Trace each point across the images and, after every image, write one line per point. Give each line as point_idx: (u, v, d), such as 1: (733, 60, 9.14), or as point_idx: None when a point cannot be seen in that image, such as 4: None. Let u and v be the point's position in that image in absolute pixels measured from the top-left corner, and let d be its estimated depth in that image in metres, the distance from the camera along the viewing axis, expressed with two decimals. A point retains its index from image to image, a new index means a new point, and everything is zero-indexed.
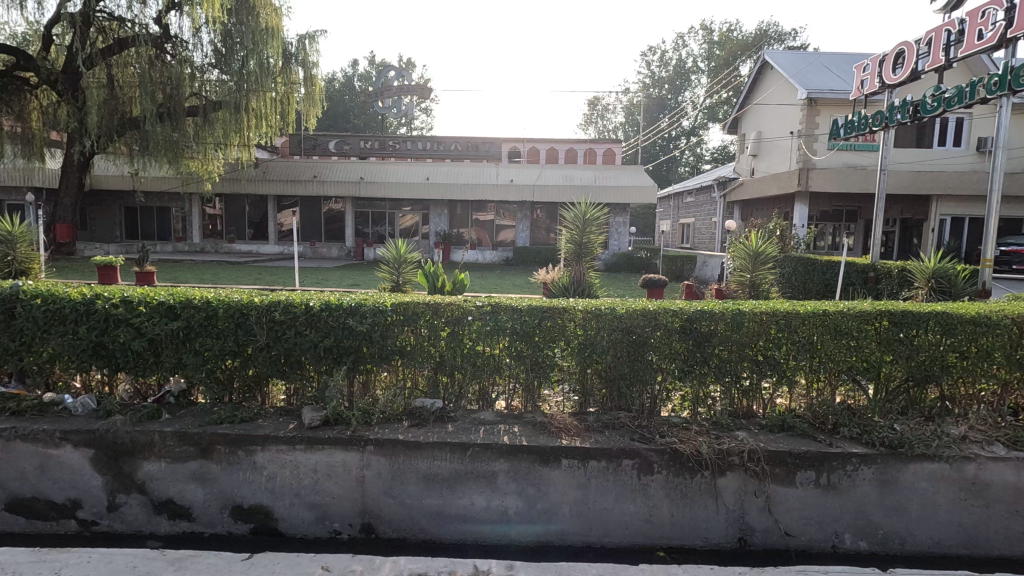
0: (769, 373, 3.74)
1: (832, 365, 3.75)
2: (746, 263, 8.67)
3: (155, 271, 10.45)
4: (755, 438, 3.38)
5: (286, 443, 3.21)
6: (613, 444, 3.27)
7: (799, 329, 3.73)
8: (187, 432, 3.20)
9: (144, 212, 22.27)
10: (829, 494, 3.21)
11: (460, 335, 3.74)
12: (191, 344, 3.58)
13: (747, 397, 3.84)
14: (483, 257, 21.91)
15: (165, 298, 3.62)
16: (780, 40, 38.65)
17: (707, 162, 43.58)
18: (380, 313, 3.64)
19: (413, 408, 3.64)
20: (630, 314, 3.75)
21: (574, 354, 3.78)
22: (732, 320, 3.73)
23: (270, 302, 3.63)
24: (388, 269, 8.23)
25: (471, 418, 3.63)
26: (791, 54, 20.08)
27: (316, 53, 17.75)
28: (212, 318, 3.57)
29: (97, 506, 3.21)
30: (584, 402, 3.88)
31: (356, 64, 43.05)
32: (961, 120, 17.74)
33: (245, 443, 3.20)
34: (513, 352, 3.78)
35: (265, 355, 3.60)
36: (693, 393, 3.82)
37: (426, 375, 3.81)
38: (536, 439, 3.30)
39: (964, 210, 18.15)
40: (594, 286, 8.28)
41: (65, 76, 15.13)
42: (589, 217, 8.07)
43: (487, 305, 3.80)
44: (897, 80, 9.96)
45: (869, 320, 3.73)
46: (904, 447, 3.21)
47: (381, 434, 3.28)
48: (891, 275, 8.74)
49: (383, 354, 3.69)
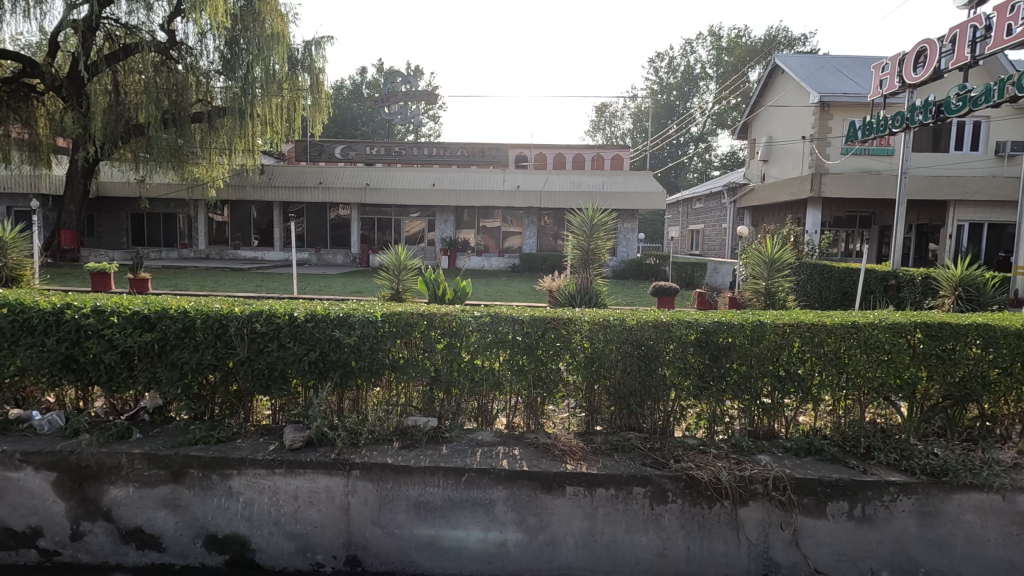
0: (793, 389, 3.43)
1: (862, 382, 3.44)
2: (761, 270, 8.28)
3: (148, 279, 10.28)
4: (780, 463, 3.07)
5: (265, 467, 2.94)
6: (622, 469, 2.97)
7: (825, 341, 3.42)
8: (158, 453, 2.94)
9: (150, 219, 22.32)
10: (864, 527, 2.89)
11: (458, 347, 3.46)
12: (167, 357, 3.33)
13: (768, 415, 3.54)
14: (489, 264, 21.72)
15: (140, 308, 3.36)
16: (789, 45, 38.30)
17: (717, 168, 43.21)
18: (371, 325, 3.37)
19: (405, 426, 3.36)
20: (641, 326, 3.47)
21: (579, 368, 3.48)
22: (752, 331, 3.43)
23: (252, 311, 3.38)
24: (388, 276, 7.98)
25: (468, 439, 3.34)
26: (803, 56, 19.69)
27: (323, 59, 17.64)
28: (190, 330, 3.32)
29: (60, 535, 2.95)
30: (591, 419, 3.59)
31: (364, 72, 43.22)
32: (979, 123, 17.32)
33: (220, 466, 2.94)
34: (514, 366, 3.49)
35: (247, 369, 3.34)
36: (709, 411, 3.52)
37: (421, 390, 3.52)
38: (538, 463, 3.02)
39: (983, 216, 17.64)
40: (602, 294, 7.98)
41: (70, 81, 15.25)
42: (596, 222, 7.76)
43: (487, 315, 3.53)
44: (918, 79, 9.62)
45: (902, 332, 3.42)
46: (948, 476, 2.89)
47: (368, 457, 3.00)
48: (915, 282, 8.36)
49: (373, 369, 3.41)
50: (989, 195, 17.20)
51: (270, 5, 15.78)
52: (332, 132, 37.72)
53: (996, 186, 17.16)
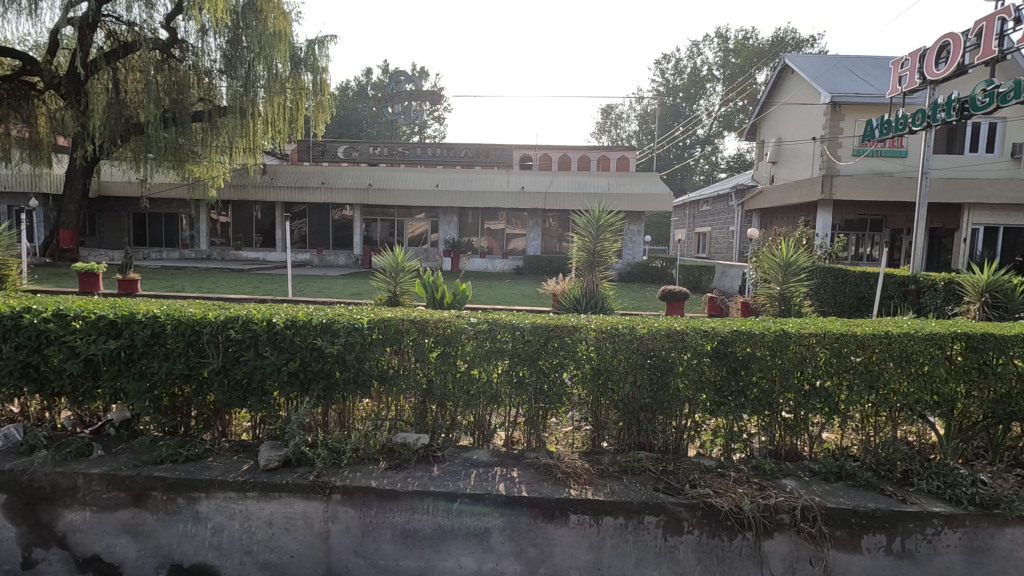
0: (819, 406, 3.13)
1: (897, 399, 3.13)
2: (775, 274, 7.91)
3: (138, 279, 10.01)
4: (809, 489, 2.76)
5: (236, 490, 2.66)
6: (633, 495, 2.67)
7: (855, 353, 3.12)
8: (118, 475, 2.66)
9: (152, 218, 22.16)
10: (903, 564, 2.58)
11: (452, 357, 3.17)
12: (135, 366, 3.05)
13: (792, 432, 3.24)
14: (493, 266, 21.35)
15: (107, 313, 3.08)
16: (797, 46, 37.85)
17: (723, 171, 42.78)
18: (356, 332, 3.07)
19: (394, 444, 3.07)
20: (653, 336, 3.17)
21: (585, 380, 3.18)
22: (774, 341, 3.13)
23: (228, 317, 3.09)
24: (384, 278, 7.66)
25: (462, 459, 3.05)
26: (813, 56, 19.29)
27: (326, 59, 17.39)
28: (160, 336, 3.04)
29: (10, 563, 2.67)
30: (598, 435, 3.30)
31: (369, 72, 43.04)
32: (994, 124, 17.01)
33: (187, 489, 2.66)
34: (514, 378, 3.19)
35: (221, 381, 3.06)
36: (727, 428, 3.22)
37: (413, 403, 3.23)
38: (538, 487, 2.72)
39: (999, 218, 17.25)
40: (608, 298, 7.65)
41: (68, 79, 15.05)
42: (602, 222, 7.46)
43: (484, 322, 3.22)
44: (941, 75, 9.21)
45: (940, 345, 3.11)
46: (1000, 507, 2.59)
47: (350, 479, 2.71)
48: (936, 288, 8.07)
49: (358, 380, 3.11)
50: (1005, 197, 16.82)
51: (272, 3, 15.49)
52: (336, 133, 37.59)
53: (1013, 188, 16.78)
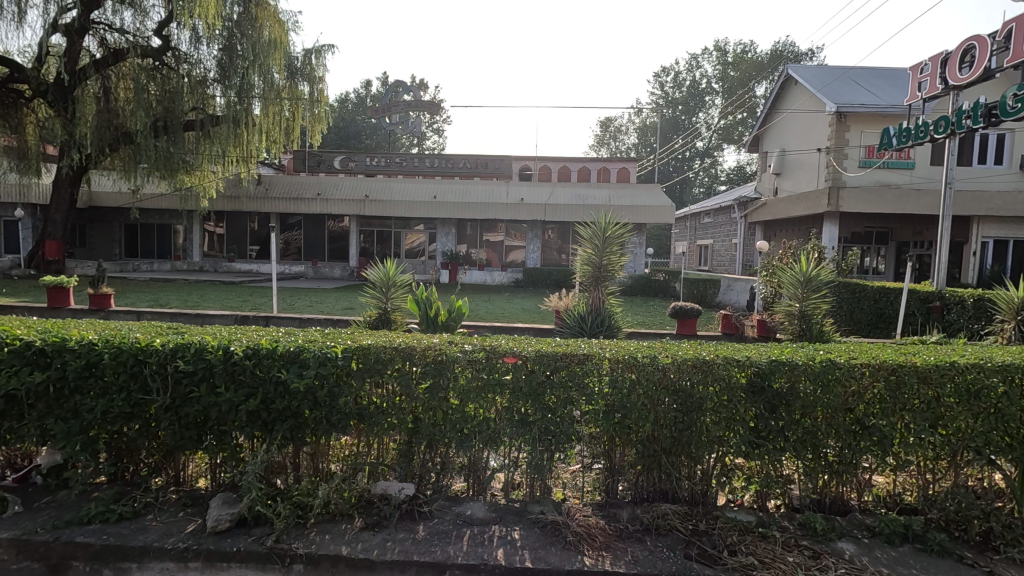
0: (872, 448, 2.66)
1: (966, 441, 2.65)
2: (794, 290, 7.40)
3: (112, 294, 9.50)
4: (872, 558, 2.31)
5: (175, 560, 2.18)
6: (659, 565, 2.22)
7: (917, 389, 2.63)
8: (31, 540, 2.21)
9: (144, 229, 21.77)
10: None
11: (442, 391, 2.68)
12: (67, 402, 2.57)
13: (838, 478, 2.75)
14: (491, 278, 20.75)
15: (34, 338, 2.60)
16: (796, 59, 37.74)
17: (722, 183, 42.57)
18: (329, 363, 2.59)
19: (373, 495, 2.59)
20: (678, 366, 2.70)
21: (597, 418, 2.71)
22: (819, 371, 2.66)
23: (178, 344, 2.61)
24: (374, 293, 7.17)
25: (453, 515, 2.58)
26: (817, 67, 19.00)
27: (322, 68, 17.06)
28: (97, 367, 2.56)
29: None
30: (611, 479, 2.84)
31: (368, 84, 42.84)
32: (1002, 136, 16.74)
33: (115, 558, 2.19)
34: (515, 416, 2.70)
35: (170, 418, 2.58)
36: (762, 472, 2.73)
37: (396, 443, 2.75)
38: (544, 555, 2.26)
39: (1009, 232, 16.89)
40: (614, 316, 7.14)
41: (57, 87, 14.60)
42: (608, 234, 6.98)
43: (479, 350, 2.76)
44: (964, 79, 8.86)
45: (1014, 378, 2.64)
46: None
47: (317, 544, 2.25)
48: (965, 304, 7.69)
49: (332, 419, 2.64)
50: (1015, 211, 16.44)
51: (268, 12, 15.15)
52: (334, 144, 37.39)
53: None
